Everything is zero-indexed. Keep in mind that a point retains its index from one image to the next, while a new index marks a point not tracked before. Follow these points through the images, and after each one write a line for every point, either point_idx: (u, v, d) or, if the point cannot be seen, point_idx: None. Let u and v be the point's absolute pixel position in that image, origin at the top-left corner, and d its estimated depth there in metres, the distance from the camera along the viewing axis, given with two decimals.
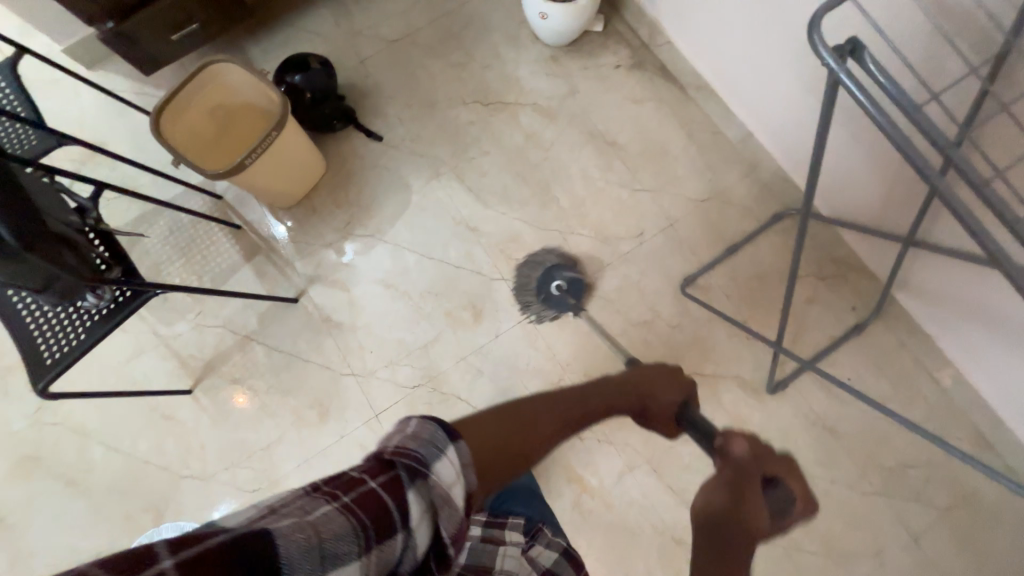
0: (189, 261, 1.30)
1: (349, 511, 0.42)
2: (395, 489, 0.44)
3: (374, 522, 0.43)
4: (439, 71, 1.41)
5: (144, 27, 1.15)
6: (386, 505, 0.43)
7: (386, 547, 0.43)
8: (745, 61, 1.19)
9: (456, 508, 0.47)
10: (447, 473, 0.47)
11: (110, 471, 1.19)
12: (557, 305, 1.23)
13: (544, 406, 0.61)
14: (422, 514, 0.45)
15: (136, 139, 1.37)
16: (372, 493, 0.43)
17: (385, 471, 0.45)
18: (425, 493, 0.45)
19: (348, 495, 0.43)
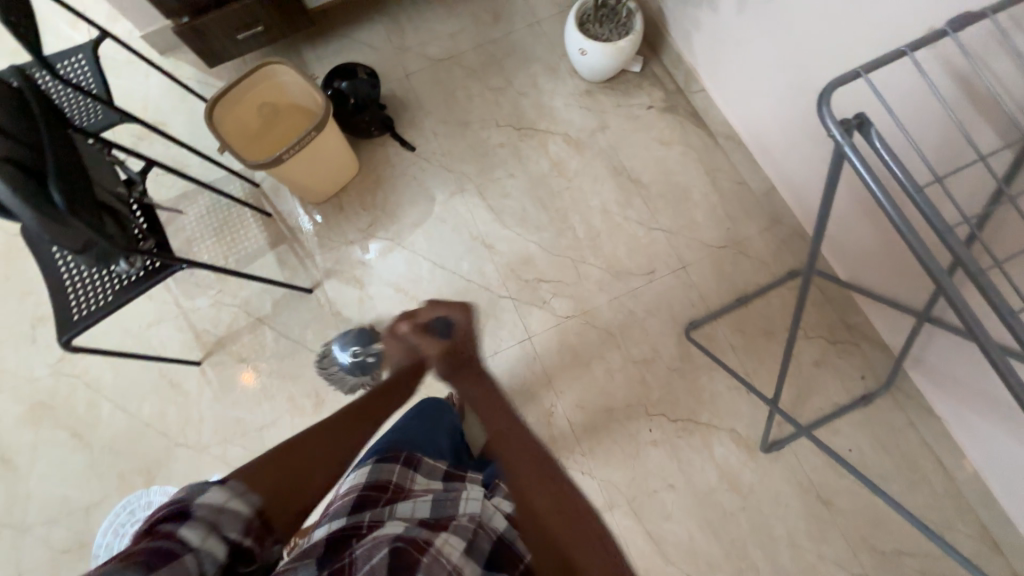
0: (219, 242, 1.38)
1: (121, 563, 0.41)
2: (159, 535, 0.44)
3: (153, 557, 0.41)
4: (478, 92, 1.47)
5: (215, 25, 1.25)
6: (159, 547, 0.42)
7: (179, 563, 0.42)
8: (774, 118, 1.20)
9: (239, 515, 0.48)
10: (218, 497, 0.48)
11: (114, 429, 1.25)
12: (357, 364, 1.16)
13: (343, 416, 0.60)
14: (204, 531, 0.45)
15: (193, 125, 1.47)
16: (138, 550, 0.42)
17: (148, 535, 0.44)
18: (204, 525, 0.45)
19: (115, 559, 0.42)
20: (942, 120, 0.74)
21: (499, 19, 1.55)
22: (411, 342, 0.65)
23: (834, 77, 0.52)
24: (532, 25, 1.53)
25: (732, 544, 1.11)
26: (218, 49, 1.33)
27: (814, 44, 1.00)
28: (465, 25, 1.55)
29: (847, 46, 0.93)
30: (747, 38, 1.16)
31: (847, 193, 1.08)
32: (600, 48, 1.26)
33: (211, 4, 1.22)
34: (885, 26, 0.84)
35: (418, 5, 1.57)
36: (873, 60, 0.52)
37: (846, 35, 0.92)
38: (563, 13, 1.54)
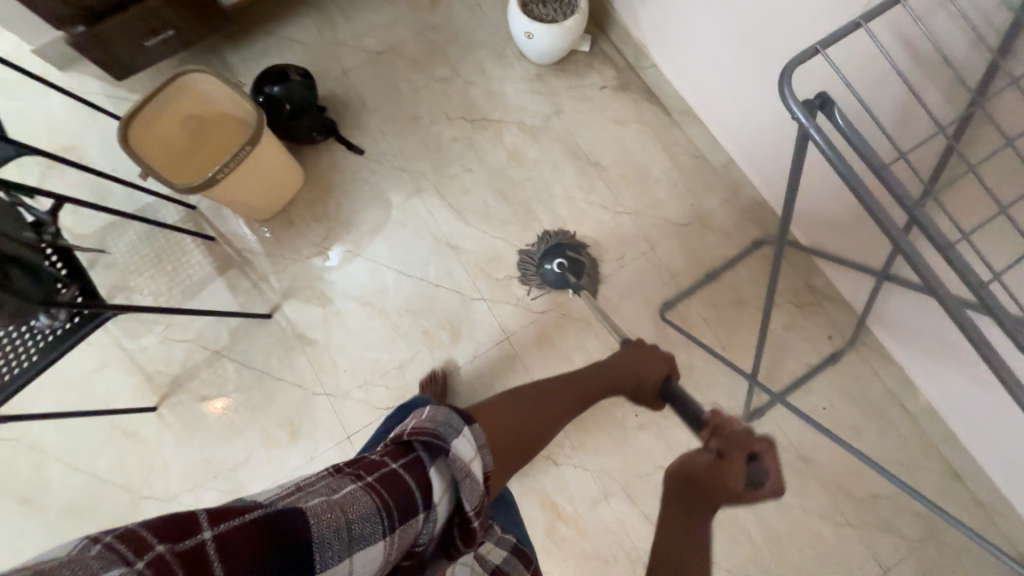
0: (159, 273, 1.26)
1: (379, 489, 0.47)
2: (419, 471, 0.49)
3: (402, 498, 0.47)
4: (424, 84, 1.39)
5: (116, 33, 1.11)
6: (412, 484, 0.48)
7: (413, 523, 0.47)
8: (727, 91, 1.19)
9: (476, 485, 0.52)
10: (467, 452, 0.52)
11: (68, 490, 1.14)
12: (554, 281, 1.23)
13: (537, 397, 0.75)
14: (445, 490, 0.50)
15: (109, 147, 1.33)
16: (399, 472, 0.48)
17: (407, 454, 0.50)
18: (444, 473, 0.51)
19: (381, 472, 0.48)
20: (893, 83, 0.74)
21: (437, 3, 1.45)
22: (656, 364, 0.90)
23: (792, 56, 0.50)
24: (473, 7, 1.45)
25: (724, 513, 1.14)
26: (125, 58, 1.18)
27: (761, 13, 0.99)
28: (402, 12, 1.45)
29: (794, 13, 0.92)
30: (695, 10, 1.14)
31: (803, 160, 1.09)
32: (547, 29, 1.20)
33: (109, 7, 1.08)
34: None
35: None
36: (830, 33, 0.51)
37: (792, 1, 0.91)
38: None
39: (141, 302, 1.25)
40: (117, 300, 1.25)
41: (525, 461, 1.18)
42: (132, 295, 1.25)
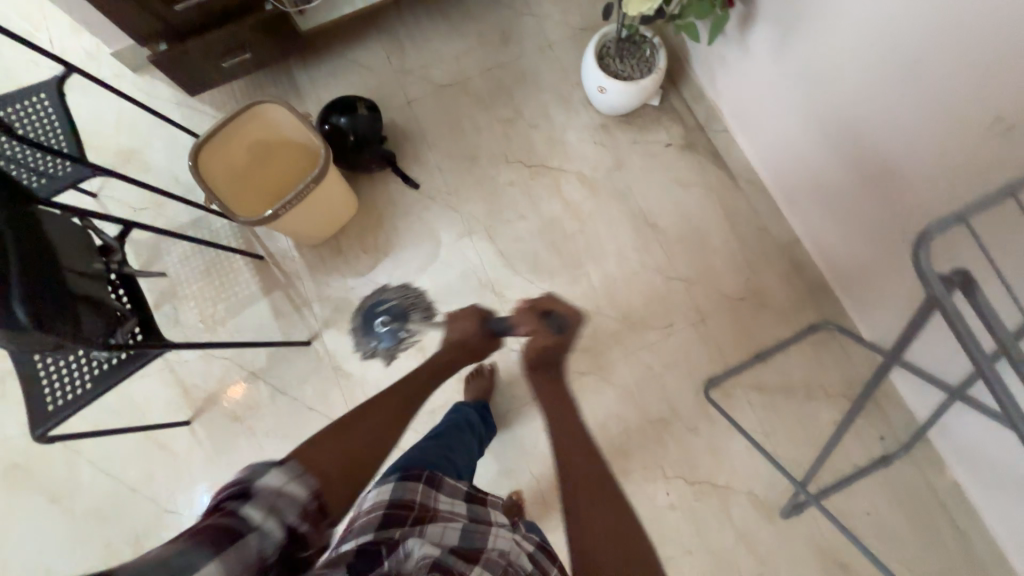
0: (206, 287, 1.28)
1: (196, 535, 0.43)
2: (226, 516, 0.46)
3: (224, 536, 0.44)
4: (486, 123, 1.37)
5: (197, 53, 1.13)
6: (225, 524, 0.45)
7: (242, 546, 0.44)
8: (803, 171, 1.14)
9: (295, 499, 0.51)
10: (277, 480, 0.51)
11: (96, 494, 1.16)
12: (390, 340, 1.22)
13: (377, 404, 0.70)
14: (267, 513, 0.48)
15: (173, 155, 1.35)
16: (209, 524, 0.45)
17: (217, 512, 0.47)
18: (264, 502, 0.48)
19: (188, 532, 0.44)
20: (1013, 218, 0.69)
21: (508, 40, 1.43)
22: (525, 325, 0.78)
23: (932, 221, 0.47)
24: (543, 48, 1.42)
25: None
26: (201, 76, 1.19)
27: (856, 108, 0.94)
28: (471, 46, 1.43)
29: (898, 117, 0.87)
30: (779, 89, 1.09)
31: (879, 256, 1.04)
32: (620, 86, 1.17)
33: (192, 29, 1.10)
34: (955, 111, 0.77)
35: (419, 22, 1.45)
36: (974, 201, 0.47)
37: (896, 105, 0.86)
38: (576, 36, 1.43)
39: (186, 314, 1.26)
40: (163, 309, 1.26)
41: (547, 526, 1.15)
42: (178, 306, 1.26)
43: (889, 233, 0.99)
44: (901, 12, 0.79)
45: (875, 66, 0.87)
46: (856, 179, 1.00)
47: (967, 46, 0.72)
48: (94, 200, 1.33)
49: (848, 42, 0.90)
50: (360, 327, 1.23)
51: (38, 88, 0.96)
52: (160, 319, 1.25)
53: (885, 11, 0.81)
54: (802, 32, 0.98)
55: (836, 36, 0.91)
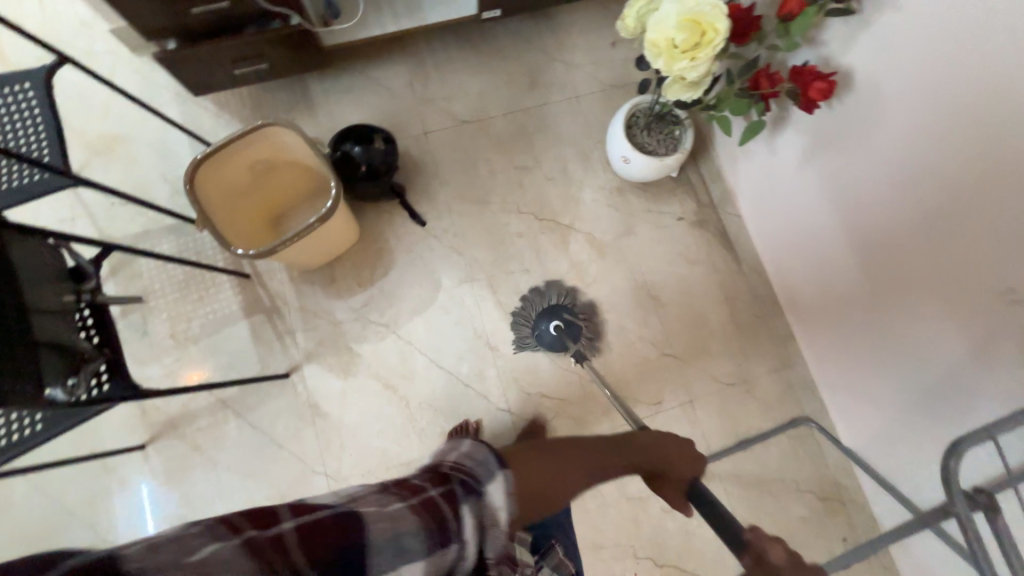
0: (181, 299, 1.19)
1: (421, 511, 0.51)
2: (455, 502, 0.54)
3: (439, 516, 0.51)
4: (502, 168, 1.34)
5: (209, 57, 1.05)
6: (447, 512, 0.52)
7: (447, 551, 0.50)
8: (805, 274, 1.15)
9: (500, 530, 0.56)
10: (497, 498, 0.57)
11: (26, 514, 1.06)
12: (549, 344, 1.20)
13: (562, 453, 0.72)
14: (474, 527, 0.53)
15: (163, 150, 1.26)
16: (436, 502, 0.53)
17: (447, 488, 0.55)
18: (477, 510, 0.55)
19: (424, 497, 0.53)
20: None
21: (535, 85, 1.40)
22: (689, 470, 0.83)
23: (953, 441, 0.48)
24: (570, 99, 1.40)
25: None
26: (208, 78, 1.11)
27: (868, 237, 0.94)
28: (497, 85, 1.39)
29: (912, 259, 0.87)
30: (795, 194, 1.09)
31: (868, 373, 1.05)
32: (645, 161, 1.16)
33: (208, 32, 1.02)
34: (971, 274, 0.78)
35: (447, 50, 1.40)
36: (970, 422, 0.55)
37: (909, 246, 0.87)
38: (604, 93, 1.41)
39: (155, 326, 1.17)
40: (131, 318, 1.16)
41: None
42: (147, 316, 1.17)
43: (882, 357, 1.00)
44: (930, 164, 0.79)
45: (895, 204, 0.87)
46: (858, 298, 1.01)
47: (990, 216, 0.73)
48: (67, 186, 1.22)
49: (872, 173, 0.90)
50: (538, 314, 1.21)
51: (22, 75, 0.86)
52: (125, 328, 1.16)
53: (914, 156, 0.81)
54: (826, 149, 0.97)
55: (861, 163, 0.91)
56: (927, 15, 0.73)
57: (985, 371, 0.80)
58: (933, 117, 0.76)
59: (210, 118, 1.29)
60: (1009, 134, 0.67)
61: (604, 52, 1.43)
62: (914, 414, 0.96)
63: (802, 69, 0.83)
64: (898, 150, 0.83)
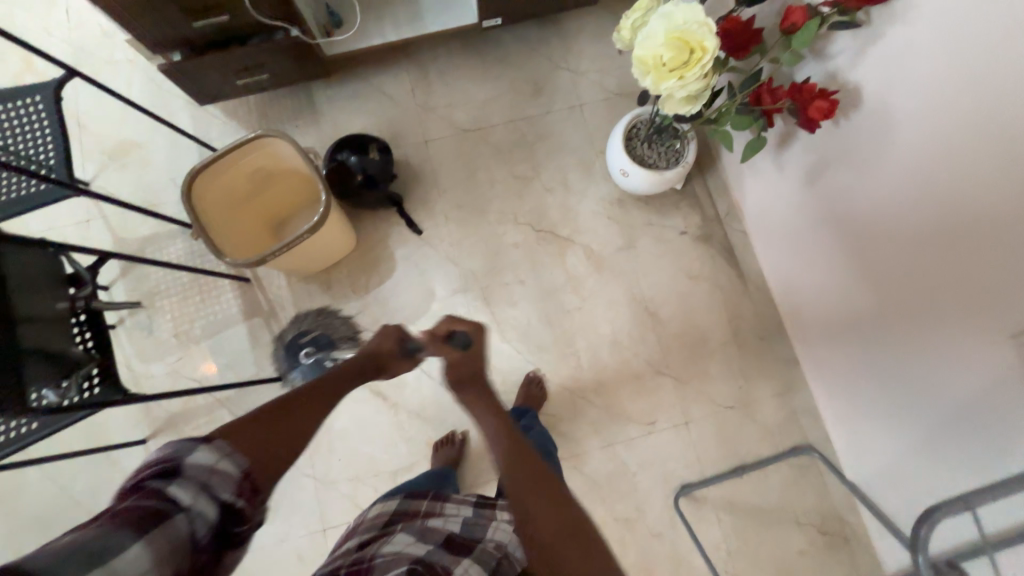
0: (185, 301, 1.23)
1: (113, 518, 0.39)
2: (148, 492, 0.42)
3: (139, 513, 0.40)
4: (501, 178, 1.33)
5: (212, 68, 1.07)
6: (151, 505, 0.41)
7: (168, 526, 0.41)
8: (812, 298, 1.08)
9: (229, 477, 0.48)
10: (209, 457, 0.48)
11: (37, 500, 1.12)
12: (309, 374, 1.18)
13: (302, 398, 0.64)
14: (197, 492, 0.45)
15: (173, 156, 1.31)
16: (127, 506, 0.41)
17: (136, 491, 0.42)
18: (189, 483, 0.45)
19: (102, 516, 0.40)
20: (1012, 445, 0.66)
21: (538, 93, 1.38)
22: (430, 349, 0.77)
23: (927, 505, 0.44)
24: (573, 108, 1.37)
25: None
26: (213, 88, 1.14)
27: (873, 264, 0.89)
28: (500, 92, 1.38)
29: (918, 289, 0.81)
30: (801, 213, 1.03)
31: (873, 405, 0.99)
32: (643, 174, 1.12)
33: (211, 44, 1.05)
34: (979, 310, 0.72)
35: (451, 57, 1.39)
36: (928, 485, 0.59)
37: (919, 275, 0.81)
38: (609, 101, 1.38)
39: (160, 326, 1.22)
40: (138, 317, 1.22)
41: None
42: (153, 316, 1.22)
43: (887, 390, 0.94)
44: (943, 189, 0.73)
45: (904, 229, 0.81)
46: (862, 326, 0.96)
47: (1000, 251, 0.67)
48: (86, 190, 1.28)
49: (881, 196, 0.83)
50: (284, 346, 1.21)
51: (35, 90, 0.90)
52: (133, 327, 1.21)
53: (925, 179, 0.75)
54: (834, 169, 0.91)
55: (869, 184, 0.85)
56: (939, 30, 0.67)
57: (997, 417, 0.74)
58: (948, 139, 0.70)
59: (218, 125, 1.33)
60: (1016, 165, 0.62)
61: (611, 60, 1.40)
62: (920, 455, 0.90)
63: (805, 86, 0.78)
64: (908, 173, 0.77)
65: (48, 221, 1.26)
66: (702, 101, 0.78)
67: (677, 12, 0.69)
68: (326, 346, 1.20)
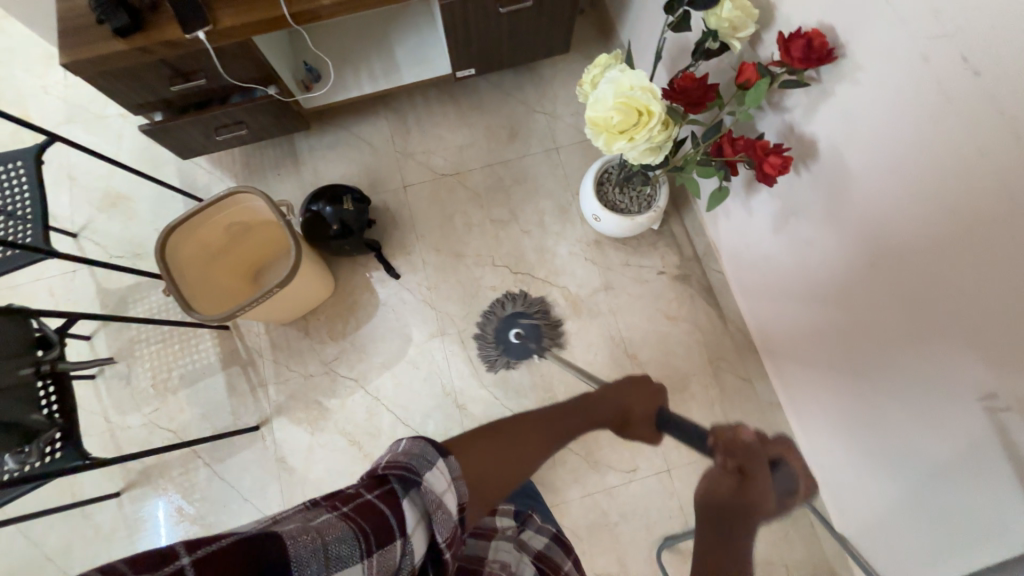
0: (165, 350, 1.24)
1: (350, 517, 0.43)
2: (391, 500, 0.46)
3: (377, 523, 0.44)
4: (479, 221, 1.34)
5: (191, 126, 1.10)
6: (384, 511, 0.45)
7: (389, 551, 0.43)
8: (789, 343, 1.07)
9: (448, 517, 0.49)
10: (439, 484, 0.50)
11: (9, 557, 1.11)
12: (518, 352, 1.23)
13: (521, 433, 0.67)
14: (420, 521, 0.47)
15: (158, 206, 1.34)
16: (370, 502, 0.45)
17: (381, 485, 0.47)
18: (419, 501, 0.47)
19: (352, 504, 0.44)
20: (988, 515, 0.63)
21: (515, 137, 1.41)
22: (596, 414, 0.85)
23: None
24: (550, 152, 1.39)
25: None
26: (195, 144, 1.17)
27: (842, 312, 0.88)
28: (478, 137, 1.41)
29: (884, 341, 0.80)
30: (772, 258, 1.02)
31: (854, 455, 0.96)
32: (615, 219, 1.13)
33: (190, 103, 1.08)
34: (945, 366, 0.71)
35: (429, 104, 1.43)
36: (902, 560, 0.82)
37: (886, 329, 0.79)
38: (584, 143, 1.40)
39: (139, 375, 1.22)
40: (117, 367, 1.22)
41: None
42: (133, 365, 1.23)
43: (865, 440, 0.91)
44: (898, 245, 0.72)
45: (867, 281, 0.80)
46: (837, 373, 0.93)
47: (960, 308, 0.66)
48: (73, 240, 1.31)
49: (844, 247, 0.83)
50: (496, 326, 1.25)
51: (15, 156, 0.94)
52: (112, 378, 1.22)
53: (882, 234, 0.74)
54: (798, 217, 0.91)
55: (832, 234, 0.84)
56: (879, 92, 0.68)
57: (973, 478, 0.71)
58: (899, 195, 0.70)
59: (203, 174, 1.36)
60: (969, 225, 0.61)
61: None
62: (903, 511, 0.86)
63: (760, 142, 0.78)
64: (866, 226, 0.77)
65: (35, 273, 1.28)
66: (667, 150, 0.77)
67: (624, 78, 0.70)
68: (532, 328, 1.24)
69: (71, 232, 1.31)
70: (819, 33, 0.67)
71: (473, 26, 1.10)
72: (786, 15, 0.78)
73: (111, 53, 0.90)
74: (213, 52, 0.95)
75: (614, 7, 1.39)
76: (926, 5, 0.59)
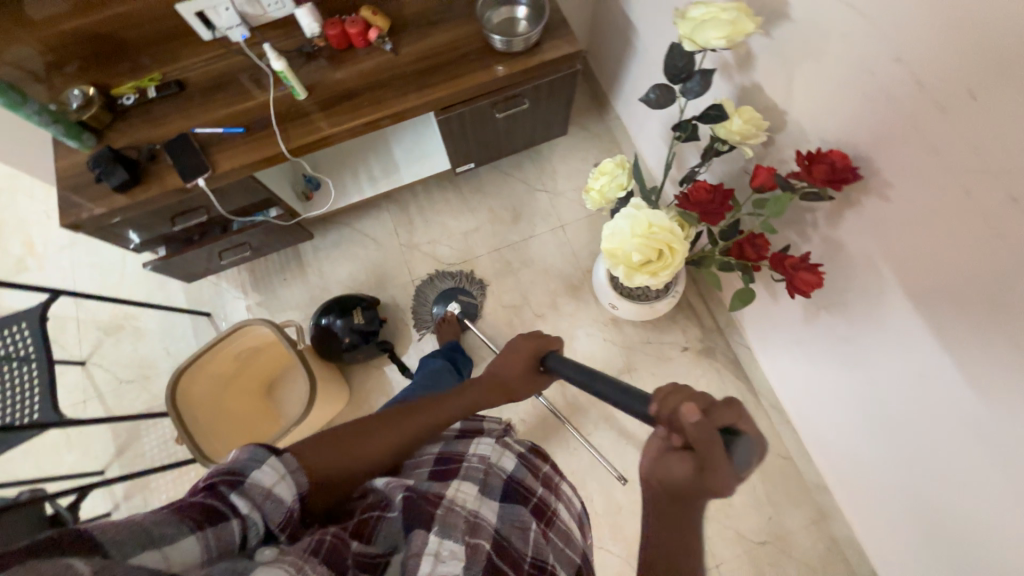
0: (180, 477, 1.19)
1: (177, 510, 0.38)
2: (212, 500, 0.40)
3: (207, 513, 0.39)
4: (490, 309, 1.31)
5: (190, 259, 1.09)
6: (210, 504, 0.40)
7: (220, 530, 0.39)
8: (828, 426, 1.01)
9: (285, 504, 0.44)
10: (271, 478, 0.44)
11: None
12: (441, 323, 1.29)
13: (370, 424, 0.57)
14: (254, 502, 0.42)
15: (167, 324, 1.32)
16: (192, 502, 0.39)
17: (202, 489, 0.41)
18: (248, 497, 0.42)
19: (172, 505, 0.39)
20: None
21: (519, 217, 1.38)
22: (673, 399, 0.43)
23: None
24: (556, 228, 1.37)
25: None
26: (197, 271, 1.15)
27: (888, 412, 0.82)
28: (481, 222, 1.38)
29: (943, 450, 0.74)
30: (802, 342, 0.98)
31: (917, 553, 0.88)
32: (634, 307, 1.10)
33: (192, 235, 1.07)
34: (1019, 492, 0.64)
35: (430, 192, 1.41)
36: None
37: (943, 438, 0.73)
38: (590, 217, 1.37)
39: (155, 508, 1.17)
40: (133, 501, 1.17)
41: None
42: (148, 499, 1.17)
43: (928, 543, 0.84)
44: (951, 360, 0.67)
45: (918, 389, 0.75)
46: (891, 470, 0.86)
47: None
48: (81, 368, 1.28)
49: (889, 350, 0.77)
50: (432, 300, 1.30)
51: (19, 321, 0.92)
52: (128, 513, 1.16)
53: (928, 342, 0.69)
54: (830, 310, 0.86)
55: (874, 337, 0.79)
56: (911, 208, 0.64)
57: None
58: (945, 308, 0.65)
59: (210, 286, 1.35)
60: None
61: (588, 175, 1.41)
62: None
63: (786, 254, 0.74)
64: (908, 335, 0.72)
65: None
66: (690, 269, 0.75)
67: (641, 213, 0.66)
68: (470, 313, 1.28)
69: (79, 360, 1.28)
70: (841, 154, 0.64)
71: (470, 130, 1.09)
72: (799, 122, 0.75)
73: (110, 208, 0.89)
74: (209, 191, 0.94)
75: (606, 81, 1.39)
76: (949, 132, 0.56)
